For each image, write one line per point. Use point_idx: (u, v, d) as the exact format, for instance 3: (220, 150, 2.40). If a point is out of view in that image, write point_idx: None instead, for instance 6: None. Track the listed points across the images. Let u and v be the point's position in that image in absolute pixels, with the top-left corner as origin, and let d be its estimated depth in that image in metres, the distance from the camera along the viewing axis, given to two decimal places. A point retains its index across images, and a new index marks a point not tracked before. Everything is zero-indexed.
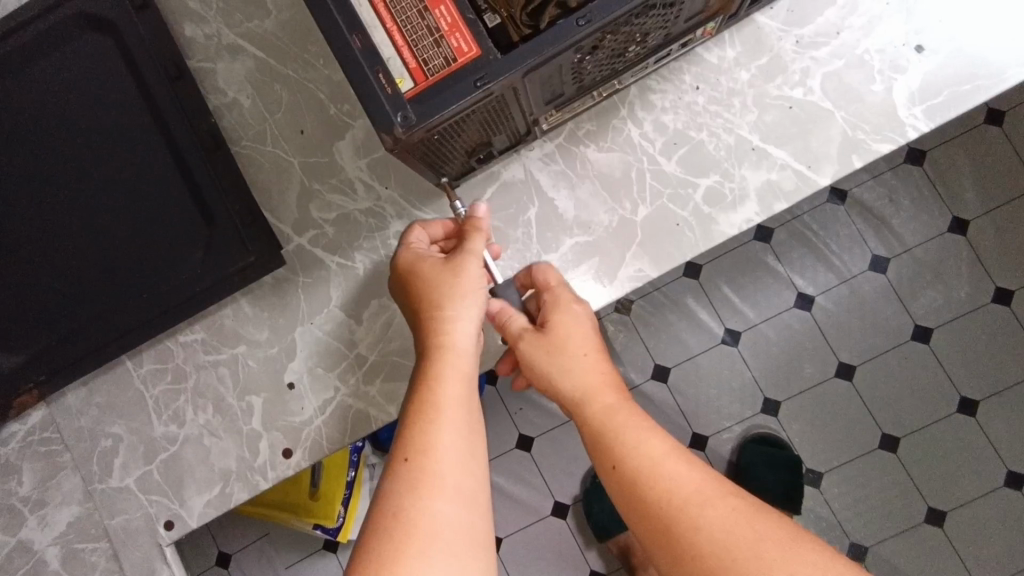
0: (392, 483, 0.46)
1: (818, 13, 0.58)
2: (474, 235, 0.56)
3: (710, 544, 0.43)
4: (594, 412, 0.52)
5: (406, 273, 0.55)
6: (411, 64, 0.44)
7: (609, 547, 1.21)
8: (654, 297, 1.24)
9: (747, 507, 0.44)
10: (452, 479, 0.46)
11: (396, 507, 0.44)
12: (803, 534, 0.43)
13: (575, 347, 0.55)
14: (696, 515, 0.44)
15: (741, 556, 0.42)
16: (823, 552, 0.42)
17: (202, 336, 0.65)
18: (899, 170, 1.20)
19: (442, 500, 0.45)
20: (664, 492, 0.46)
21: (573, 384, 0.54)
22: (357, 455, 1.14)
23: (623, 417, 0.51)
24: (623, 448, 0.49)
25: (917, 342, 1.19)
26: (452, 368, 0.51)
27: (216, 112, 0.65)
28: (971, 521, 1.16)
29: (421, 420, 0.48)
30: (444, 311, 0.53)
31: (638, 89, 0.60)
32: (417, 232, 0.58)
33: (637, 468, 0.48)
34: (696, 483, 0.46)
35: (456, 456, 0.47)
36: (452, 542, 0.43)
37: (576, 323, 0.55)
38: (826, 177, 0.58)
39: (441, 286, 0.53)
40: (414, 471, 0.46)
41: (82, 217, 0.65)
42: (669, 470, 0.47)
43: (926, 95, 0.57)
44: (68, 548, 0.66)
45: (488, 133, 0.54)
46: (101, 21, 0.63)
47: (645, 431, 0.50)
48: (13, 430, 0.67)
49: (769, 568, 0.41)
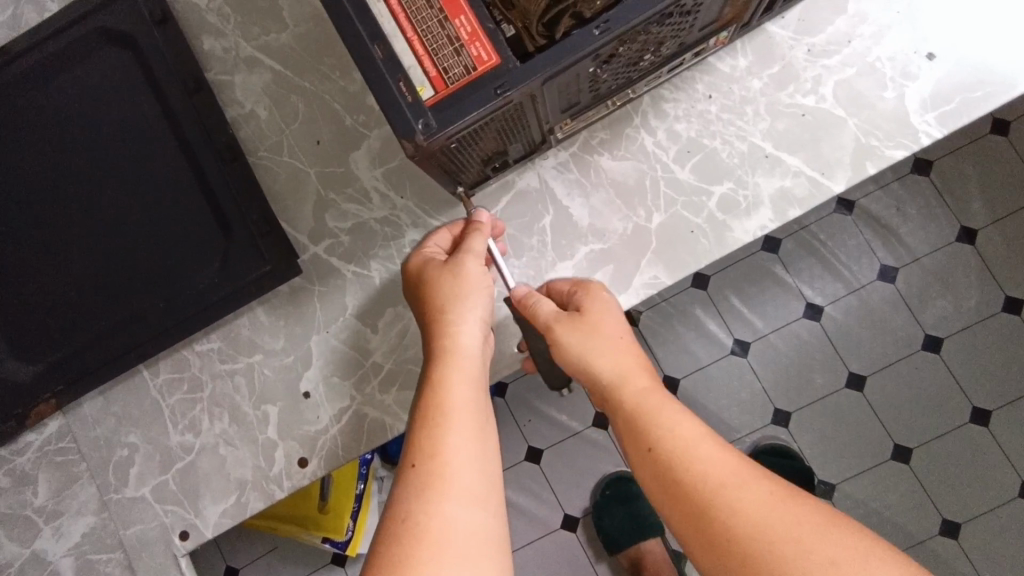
0: (404, 489, 0.46)
1: (828, 23, 0.59)
2: (475, 236, 0.56)
3: (746, 525, 0.43)
4: (629, 397, 0.52)
5: (418, 276, 0.56)
6: (431, 73, 0.45)
7: (619, 561, 1.20)
8: (663, 308, 1.24)
9: (781, 491, 0.44)
10: (463, 482, 0.46)
11: (408, 513, 0.44)
12: (838, 517, 0.43)
13: (610, 330, 0.55)
14: (731, 498, 0.44)
15: (779, 540, 0.42)
16: (859, 535, 0.42)
17: (219, 344, 0.65)
18: (905, 180, 1.20)
19: (452, 508, 0.44)
20: (698, 477, 0.46)
21: (607, 364, 0.54)
22: (367, 467, 1.13)
23: (658, 400, 0.51)
24: (658, 432, 0.49)
25: (928, 352, 1.19)
26: (462, 369, 0.51)
27: (233, 123, 0.66)
28: (986, 533, 1.14)
29: (429, 424, 0.48)
30: (449, 314, 0.53)
31: (650, 98, 0.61)
32: (434, 236, 0.59)
33: (672, 450, 0.48)
34: (728, 468, 0.46)
35: (466, 459, 0.47)
36: (465, 546, 0.43)
37: (605, 311, 0.55)
38: (840, 184, 0.58)
39: (444, 291, 0.54)
40: (424, 475, 0.46)
41: (100, 228, 0.66)
42: (702, 453, 0.47)
43: (938, 102, 0.57)
44: (83, 559, 0.66)
45: (504, 142, 0.55)
46: (122, 35, 0.65)
47: (678, 415, 0.50)
48: (30, 440, 0.67)
49: (808, 551, 0.41)
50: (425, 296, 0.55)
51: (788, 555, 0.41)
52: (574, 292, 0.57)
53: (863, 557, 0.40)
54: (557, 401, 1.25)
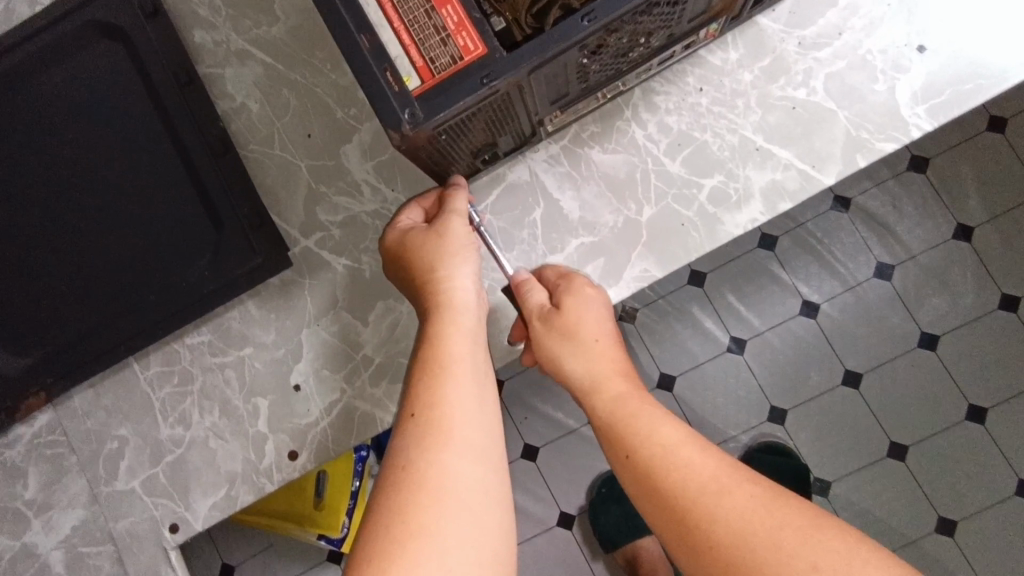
0: (403, 439, 0.45)
1: (820, 15, 0.59)
2: (453, 194, 0.56)
3: (727, 531, 0.43)
4: (606, 403, 0.53)
5: (399, 246, 0.56)
6: (418, 62, 0.45)
7: (615, 558, 1.20)
8: (659, 306, 1.24)
9: (764, 495, 0.44)
10: (463, 432, 0.45)
11: (406, 462, 0.44)
12: (822, 521, 0.43)
13: (585, 333, 0.55)
14: (711, 504, 0.44)
15: (760, 546, 0.42)
16: (846, 539, 0.41)
17: (209, 338, 0.65)
18: (902, 177, 1.20)
19: (453, 455, 0.44)
20: (678, 481, 0.46)
21: (585, 369, 0.55)
22: (362, 464, 1.14)
23: (636, 405, 0.52)
24: (635, 439, 0.50)
25: (924, 349, 1.18)
26: (460, 326, 0.51)
27: (224, 116, 0.66)
28: (982, 531, 1.14)
29: (429, 376, 0.48)
30: (440, 274, 0.53)
31: (641, 91, 0.61)
32: (407, 211, 0.58)
33: (649, 455, 0.48)
34: (709, 470, 0.46)
35: (466, 409, 0.47)
36: (466, 493, 0.43)
37: (591, 310, 0.55)
38: (830, 177, 0.58)
39: (430, 254, 0.54)
40: (423, 426, 0.45)
41: (91, 222, 0.66)
42: (683, 455, 0.47)
43: (929, 94, 0.57)
44: (73, 552, 0.66)
45: (493, 133, 0.55)
46: (113, 28, 0.65)
47: (658, 420, 0.50)
48: (20, 433, 0.67)
49: (789, 555, 0.41)
50: (409, 267, 0.55)
51: (769, 563, 0.41)
52: (560, 285, 0.57)
53: (845, 564, 0.40)
54: (553, 398, 1.25)
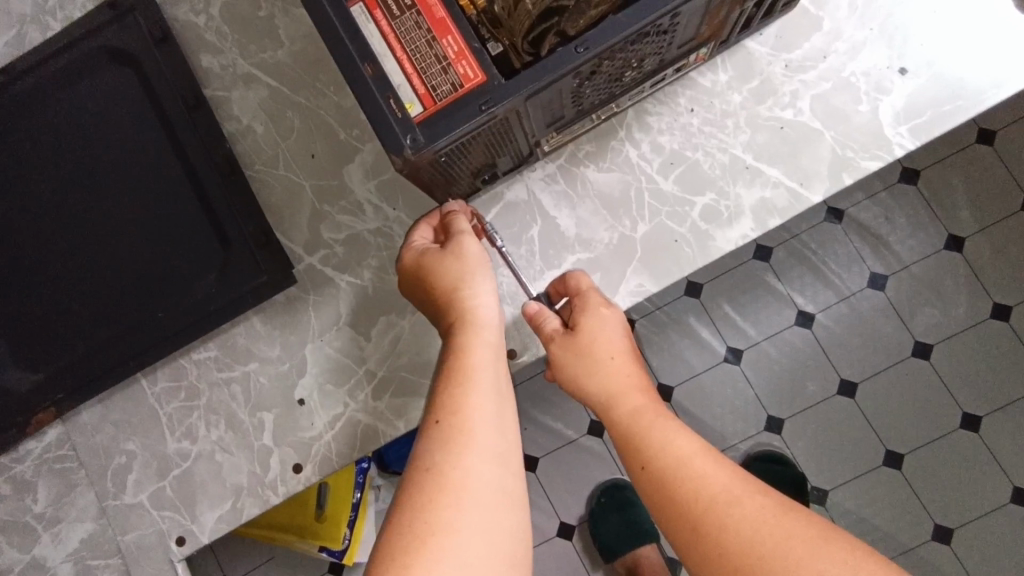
0: (426, 442, 0.47)
1: (804, 39, 0.61)
2: (460, 218, 0.58)
3: (737, 540, 0.45)
4: (621, 416, 0.55)
5: (418, 266, 0.57)
6: (419, 90, 0.47)
7: (615, 566, 1.19)
8: (656, 317, 1.26)
9: (774, 506, 0.46)
10: (486, 438, 0.47)
11: (431, 464, 0.46)
12: (832, 533, 0.44)
13: (602, 351, 0.56)
14: (722, 513, 0.46)
15: (768, 555, 0.43)
16: (854, 550, 0.43)
17: (215, 353, 0.67)
18: (893, 189, 1.22)
19: (477, 458, 0.46)
20: (693, 490, 0.48)
21: (601, 385, 0.56)
22: (363, 476, 1.15)
23: (650, 419, 0.53)
24: (651, 449, 0.51)
25: (918, 358, 1.20)
26: (484, 339, 0.53)
27: (231, 137, 0.68)
28: (978, 538, 1.16)
29: (453, 385, 0.49)
30: (462, 291, 0.55)
31: (635, 112, 0.63)
32: (418, 231, 0.60)
33: (664, 466, 0.50)
34: (722, 481, 0.48)
35: (487, 416, 0.48)
36: (486, 496, 0.45)
37: (603, 328, 0.57)
38: (818, 194, 0.60)
39: (453, 273, 0.55)
40: (447, 431, 0.47)
41: (100, 241, 0.68)
42: (696, 468, 0.49)
43: (911, 115, 0.59)
44: (81, 565, 0.67)
45: (492, 155, 0.57)
46: (124, 54, 0.67)
47: (671, 433, 0.52)
48: (30, 448, 0.69)
49: (796, 565, 0.42)
50: (428, 283, 0.56)
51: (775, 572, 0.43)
52: (575, 302, 0.58)
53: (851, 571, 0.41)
54: (553, 409, 1.26)
